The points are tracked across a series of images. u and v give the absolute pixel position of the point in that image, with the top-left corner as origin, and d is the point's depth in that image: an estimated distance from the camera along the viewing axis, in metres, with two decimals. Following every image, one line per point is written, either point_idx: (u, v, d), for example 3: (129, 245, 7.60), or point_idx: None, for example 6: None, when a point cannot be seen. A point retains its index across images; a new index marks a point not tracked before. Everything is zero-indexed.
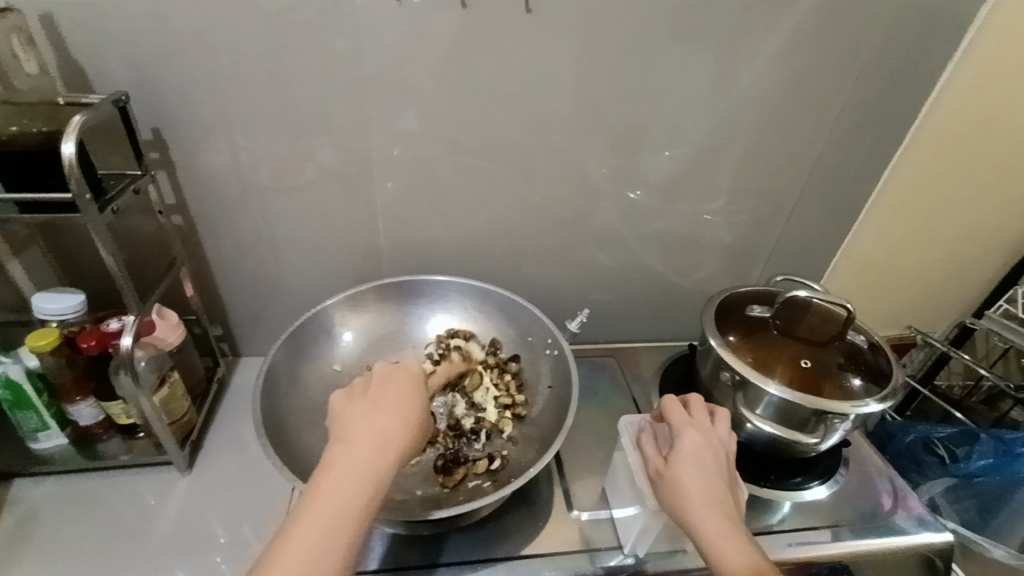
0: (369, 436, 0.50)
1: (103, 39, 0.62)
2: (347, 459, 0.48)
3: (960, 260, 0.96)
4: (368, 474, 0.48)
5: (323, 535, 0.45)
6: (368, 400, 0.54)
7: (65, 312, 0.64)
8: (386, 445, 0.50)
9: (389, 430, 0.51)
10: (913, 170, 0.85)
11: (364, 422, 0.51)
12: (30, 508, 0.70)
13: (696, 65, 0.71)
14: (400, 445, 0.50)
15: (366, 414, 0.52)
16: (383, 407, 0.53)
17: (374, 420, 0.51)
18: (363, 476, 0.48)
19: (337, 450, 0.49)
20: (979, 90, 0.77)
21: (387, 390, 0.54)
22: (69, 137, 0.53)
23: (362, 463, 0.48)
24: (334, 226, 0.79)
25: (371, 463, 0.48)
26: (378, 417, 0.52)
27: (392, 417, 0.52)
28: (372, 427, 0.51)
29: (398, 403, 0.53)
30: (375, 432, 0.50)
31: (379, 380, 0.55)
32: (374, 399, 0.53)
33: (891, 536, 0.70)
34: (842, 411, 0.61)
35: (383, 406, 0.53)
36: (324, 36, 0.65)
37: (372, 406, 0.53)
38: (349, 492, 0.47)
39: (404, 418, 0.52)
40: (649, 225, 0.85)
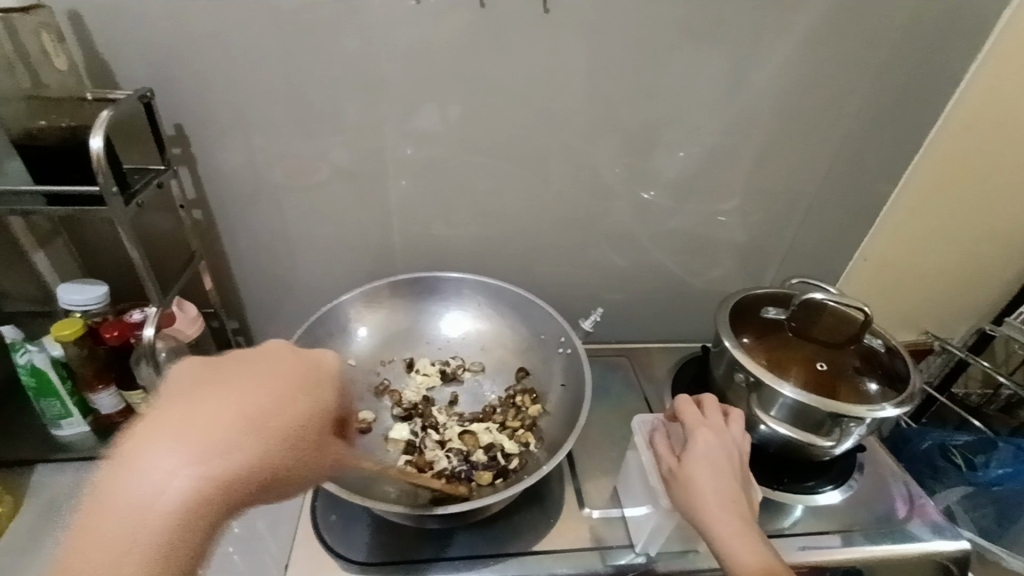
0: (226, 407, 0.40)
1: (125, 36, 0.63)
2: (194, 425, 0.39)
3: (980, 265, 0.95)
4: (221, 430, 0.39)
5: (143, 503, 0.35)
6: (230, 374, 0.43)
7: (89, 302, 0.66)
8: (246, 407, 0.41)
9: (253, 398, 0.42)
10: (931, 174, 0.84)
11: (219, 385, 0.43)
12: (53, 495, 0.72)
13: (710, 65, 0.71)
14: (258, 416, 0.41)
15: (224, 385, 0.42)
16: (277, 386, 0.44)
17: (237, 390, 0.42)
18: (209, 433, 0.38)
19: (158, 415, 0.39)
20: (999, 92, 0.76)
21: (254, 362, 0.45)
22: (97, 132, 0.54)
23: (199, 428, 0.38)
24: (349, 223, 0.80)
25: (216, 429, 0.39)
26: (225, 387, 0.41)
27: (254, 385, 0.43)
28: (217, 389, 0.41)
29: (268, 376, 0.44)
30: (231, 393, 0.41)
31: (242, 356, 0.46)
32: (246, 362, 0.45)
33: (905, 542, 0.69)
34: (858, 414, 0.60)
35: (234, 378, 0.43)
36: (341, 34, 0.66)
37: (211, 380, 0.42)
38: (181, 459, 0.37)
39: (263, 384, 0.43)
40: (663, 225, 0.85)
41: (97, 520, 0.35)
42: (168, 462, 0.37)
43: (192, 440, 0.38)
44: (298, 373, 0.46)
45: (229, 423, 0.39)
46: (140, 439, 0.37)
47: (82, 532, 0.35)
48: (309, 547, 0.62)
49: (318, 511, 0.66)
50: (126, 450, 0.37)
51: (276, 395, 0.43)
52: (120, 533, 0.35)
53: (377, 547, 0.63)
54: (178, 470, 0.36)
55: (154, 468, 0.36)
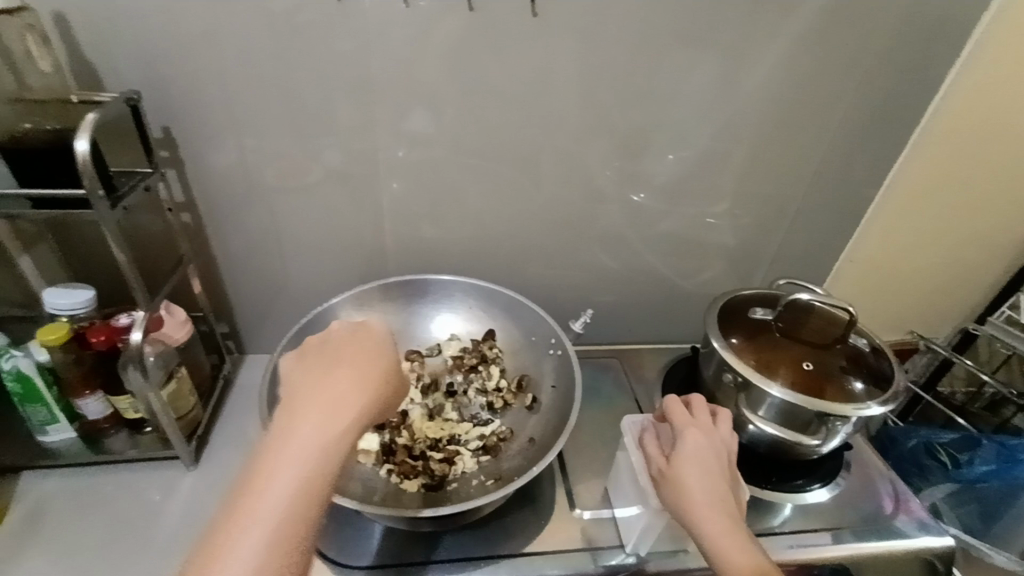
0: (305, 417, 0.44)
1: (115, 38, 0.63)
2: (280, 443, 0.43)
3: (964, 265, 0.97)
4: (327, 428, 0.44)
5: (284, 493, 0.41)
6: (323, 362, 0.49)
7: (75, 307, 0.65)
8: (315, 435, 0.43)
9: (331, 407, 0.45)
10: (916, 177, 0.85)
11: (316, 399, 0.46)
12: (38, 502, 0.71)
13: (700, 68, 0.72)
14: (353, 405, 0.46)
15: (309, 389, 0.47)
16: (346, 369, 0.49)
17: (315, 392, 0.46)
18: (317, 432, 0.43)
19: (292, 420, 0.45)
20: (980, 96, 0.78)
21: (345, 357, 0.49)
22: (83, 134, 0.54)
23: (313, 431, 0.44)
24: (340, 225, 0.80)
25: (325, 428, 0.44)
26: (324, 388, 0.46)
27: (351, 382, 0.47)
28: (330, 392, 0.46)
29: (353, 371, 0.48)
30: (333, 393, 0.46)
31: (338, 344, 0.51)
32: (331, 357, 0.49)
33: (891, 539, 0.70)
34: (844, 413, 0.61)
35: (336, 377, 0.47)
36: (334, 36, 0.66)
37: (329, 376, 0.47)
38: (303, 457, 0.42)
39: (365, 381, 0.48)
40: (653, 227, 0.85)
41: (249, 513, 0.40)
42: (297, 458, 0.42)
43: (309, 434, 0.43)
44: (371, 356, 0.50)
45: (328, 420, 0.44)
46: (292, 437, 0.43)
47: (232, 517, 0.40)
48: None
49: None
50: (288, 447, 0.43)
51: (365, 391, 0.47)
52: (258, 524, 0.40)
53: (367, 550, 0.63)
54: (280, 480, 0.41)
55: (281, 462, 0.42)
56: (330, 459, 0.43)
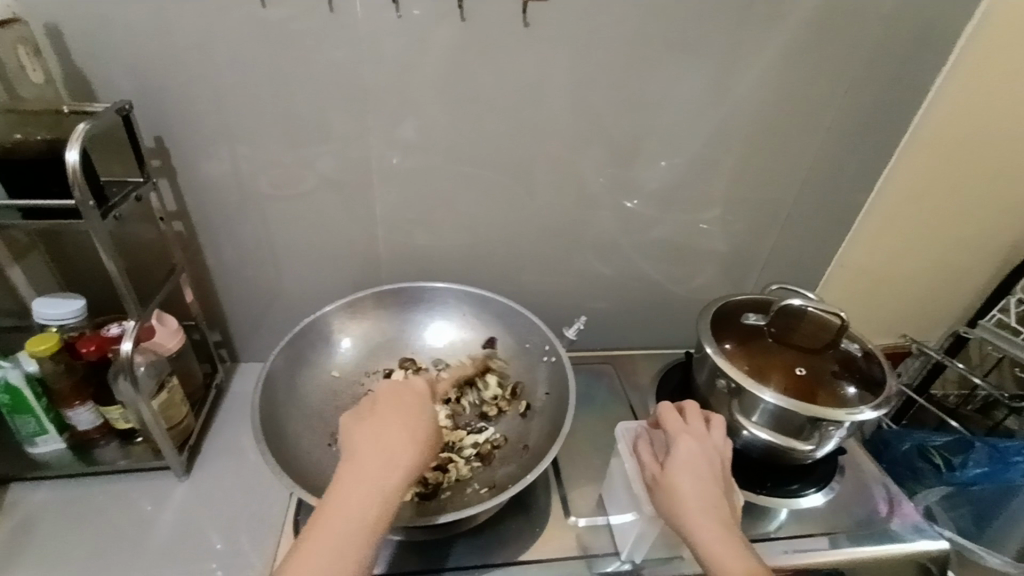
0: (368, 470, 0.51)
1: (106, 47, 0.63)
2: (346, 490, 0.50)
3: (954, 269, 0.97)
4: (380, 485, 0.50)
5: (346, 542, 0.47)
6: (380, 418, 0.55)
7: (65, 317, 0.64)
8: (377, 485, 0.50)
9: (383, 464, 0.51)
10: (904, 182, 0.86)
11: (371, 455, 0.52)
12: (27, 515, 0.70)
13: (690, 77, 0.73)
14: (403, 460, 0.52)
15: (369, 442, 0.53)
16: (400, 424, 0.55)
17: (376, 446, 0.52)
18: (371, 487, 0.50)
19: (352, 474, 0.51)
20: (966, 103, 0.79)
21: (394, 414, 0.55)
22: (73, 145, 0.54)
23: (367, 486, 0.50)
24: (334, 233, 0.80)
25: (385, 479, 0.50)
26: (376, 444, 0.52)
27: (401, 436, 0.53)
28: (382, 447, 0.52)
29: (403, 429, 0.54)
30: (387, 450, 0.52)
31: (389, 401, 0.57)
32: (387, 414, 0.55)
33: (887, 544, 0.70)
34: (837, 418, 0.62)
35: (385, 434, 0.53)
36: (326, 46, 0.66)
37: (378, 433, 0.53)
38: (360, 512, 0.49)
39: (417, 437, 0.54)
40: (646, 233, 0.86)
41: (317, 551, 0.46)
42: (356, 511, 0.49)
43: (364, 491, 0.50)
44: (417, 414, 0.56)
45: (379, 477, 0.50)
46: (349, 493, 0.49)
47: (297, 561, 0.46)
48: None
49: None
50: (348, 501, 0.49)
51: (414, 448, 0.53)
52: (320, 572, 0.46)
53: None
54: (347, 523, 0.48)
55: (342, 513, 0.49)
56: (383, 512, 0.49)
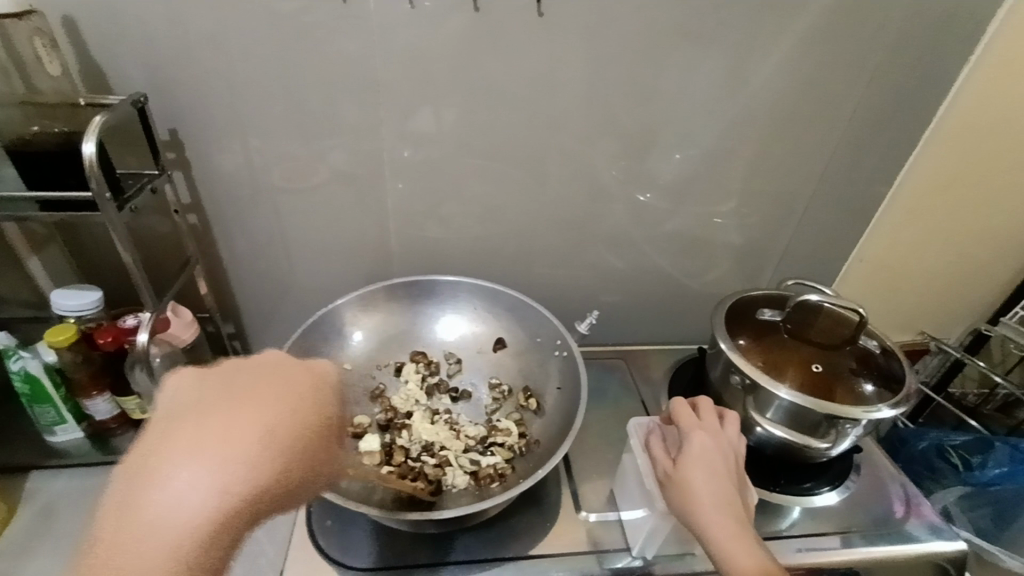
0: (219, 443, 0.38)
1: (121, 40, 0.63)
2: (164, 462, 0.37)
3: (976, 265, 0.95)
4: (225, 462, 0.37)
5: (171, 525, 0.35)
6: (229, 391, 0.42)
7: (82, 308, 0.65)
8: (234, 460, 0.38)
9: (232, 447, 0.38)
10: (927, 175, 0.84)
11: (212, 439, 0.38)
12: (48, 501, 0.71)
13: (706, 67, 0.71)
14: (248, 450, 0.38)
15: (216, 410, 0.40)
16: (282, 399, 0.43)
17: (235, 417, 0.39)
18: (215, 465, 0.37)
19: (188, 442, 0.38)
20: (993, 93, 0.77)
21: (278, 388, 0.43)
22: (90, 137, 0.54)
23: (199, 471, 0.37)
24: (346, 226, 0.80)
25: (222, 457, 0.38)
26: (238, 417, 0.39)
27: (242, 414, 0.40)
28: (224, 424, 0.39)
29: (254, 407, 0.41)
30: (222, 426, 0.39)
31: (254, 371, 0.45)
32: (266, 387, 0.43)
33: (903, 544, 0.69)
34: (854, 416, 0.60)
35: (234, 416, 0.39)
36: (337, 37, 0.66)
37: (228, 415, 0.39)
38: (196, 494, 0.36)
39: (264, 424, 0.40)
40: (660, 227, 0.85)
41: (115, 539, 0.35)
42: (197, 483, 0.37)
43: (201, 462, 0.37)
44: (284, 399, 0.42)
45: (229, 458, 0.38)
46: (179, 467, 0.37)
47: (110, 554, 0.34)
48: (305, 551, 0.62)
49: (313, 515, 0.66)
50: (151, 478, 0.36)
51: (261, 432, 0.39)
52: (134, 570, 0.34)
53: (371, 551, 0.63)
54: (188, 486, 0.36)
55: (179, 484, 0.36)
56: (250, 488, 0.38)
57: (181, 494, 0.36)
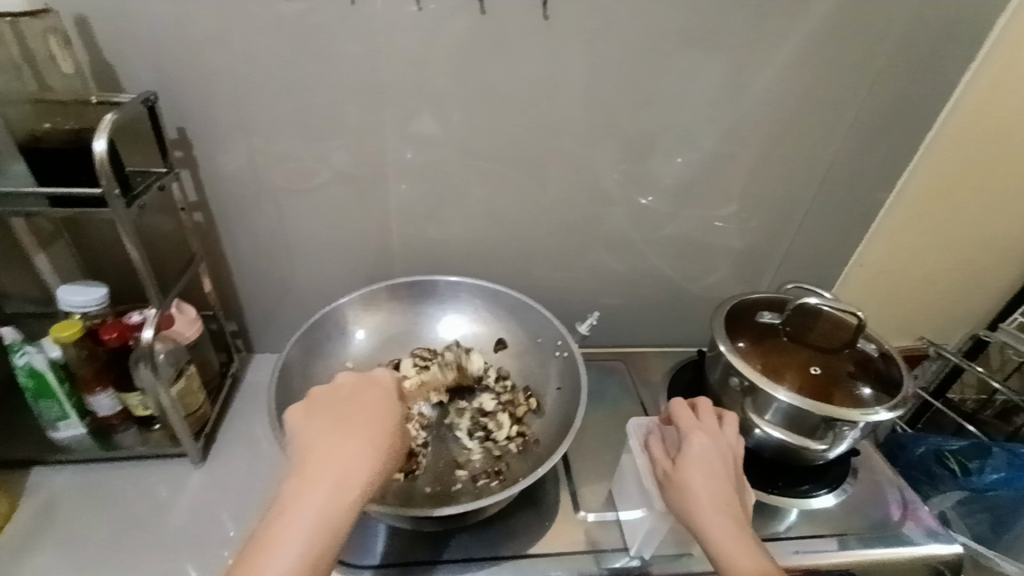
0: (329, 461, 0.48)
1: (131, 41, 0.64)
2: (306, 485, 0.47)
3: (975, 271, 0.96)
4: (351, 479, 0.48)
5: (311, 524, 0.45)
6: (344, 417, 0.52)
7: (89, 304, 0.66)
8: (340, 480, 0.47)
9: (358, 461, 0.49)
10: (926, 182, 0.85)
11: (339, 459, 0.49)
12: (50, 497, 0.72)
13: (707, 73, 0.72)
14: (363, 478, 0.48)
15: (326, 432, 0.51)
16: (370, 418, 0.53)
17: (337, 445, 0.50)
18: (342, 477, 0.48)
19: (318, 461, 0.48)
20: (990, 101, 0.78)
21: (365, 418, 0.53)
22: (101, 135, 0.55)
23: (320, 497, 0.46)
24: (349, 226, 0.81)
25: (346, 484, 0.47)
26: (353, 444, 0.50)
27: (358, 445, 0.50)
28: (346, 454, 0.49)
29: (363, 431, 0.51)
30: (349, 448, 0.50)
31: (347, 397, 0.55)
32: (343, 408, 0.53)
33: (899, 547, 0.69)
34: (852, 418, 0.61)
35: (351, 442, 0.50)
36: (344, 41, 0.67)
37: (345, 440, 0.50)
38: (319, 508, 0.46)
39: (377, 445, 0.51)
40: (660, 230, 0.85)
41: (284, 531, 0.44)
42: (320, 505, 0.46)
43: (328, 482, 0.47)
44: (379, 418, 0.53)
45: (350, 473, 0.48)
46: (317, 480, 0.47)
47: (264, 542, 0.44)
48: None
49: None
50: (298, 492, 0.46)
51: (372, 457, 0.50)
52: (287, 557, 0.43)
53: (371, 549, 0.63)
54: (308, 515, 0.45)
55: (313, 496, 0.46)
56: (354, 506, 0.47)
57: (299, 522, 0.45)
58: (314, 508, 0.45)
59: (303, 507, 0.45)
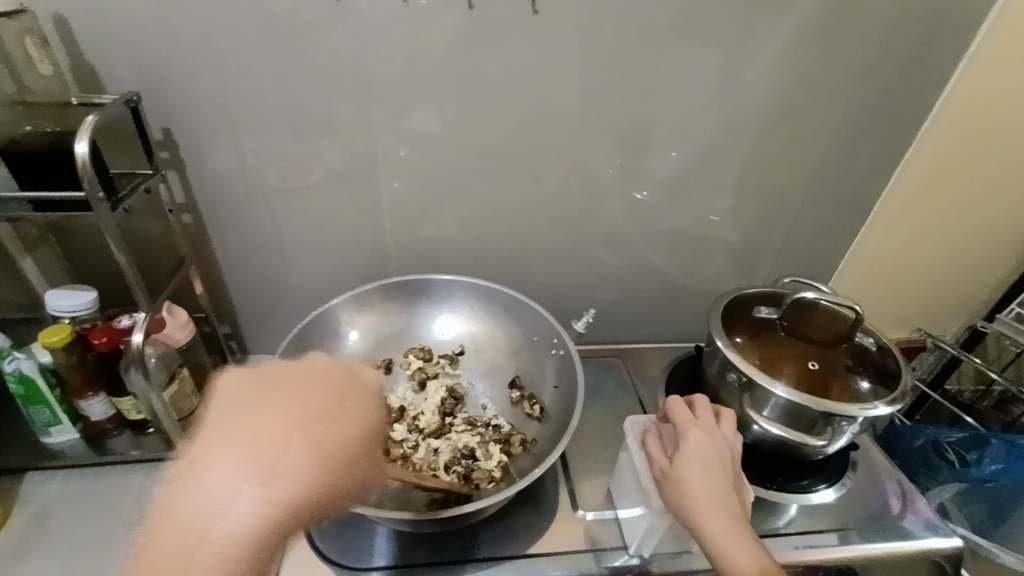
0: (249, 443, 0.50)
1: (111, 39, 0.63)
2: (222, 459, 0.49)
3: (972, 261, 0.95)
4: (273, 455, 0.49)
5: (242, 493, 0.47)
6: (275, 393, 0.54)
7: (76, 308, 0.65)
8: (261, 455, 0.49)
9: (281, 431, 0.51)
10: (922, 171, 0.84)
11: (273, 425, 0.52)
12: (44, 505, 0.71)
13: (701, 66, 0.71)
14: (294, 450, 0.50)
15: (249, 419, 0.51)
16: (312, 398, 0.55)
17: (263, 424, 0.51)
18: (263, 445, 0.50)
19: (243, 434, 0.50)
20: (986, 89, 0.77)
21: (299, 395, 0.55)
22: (82, 136, 0.54)
23: (240, 460, 0.49)
24: (341, 224, 0.80)
25: (267, 474, 0.48)
26: (268, 418, 0.51)
27: (282, 416, 0.52)
28: (260, 426, 0.50)
29: (282, 404, 0.53)
30: (270, 422, 0.51)
31: (296, 379, 0.57)
32: (281, 394, 0.54)
33: (899, 540, 0.69)
34: (850, 413, 0.60)
35: (275, 412, 0.52)
36: (331, 36, 0.65)
37: (268, 411, 0.52)
38: (246, 475, 0.48)
39: (310, 448, 0.50)
40: (656, 225, 0.85)
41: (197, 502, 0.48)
42: (248, 496, 0.47)
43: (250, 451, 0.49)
44: (345, 406, 0.56)
45: (280, 442, 0.50)
46: (230, 442, 0.49)
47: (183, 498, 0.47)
48: (304, 552, 0.62)
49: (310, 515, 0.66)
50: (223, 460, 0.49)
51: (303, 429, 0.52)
52: (219, 530, 0.46)
53: (371, 553, 0.63)
54: (239, 496, 0.47)
55: (222, 462, 0.48)
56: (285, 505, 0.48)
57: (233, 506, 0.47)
58: (228, 481, 0.48)
59: (216, 474, 0.48)
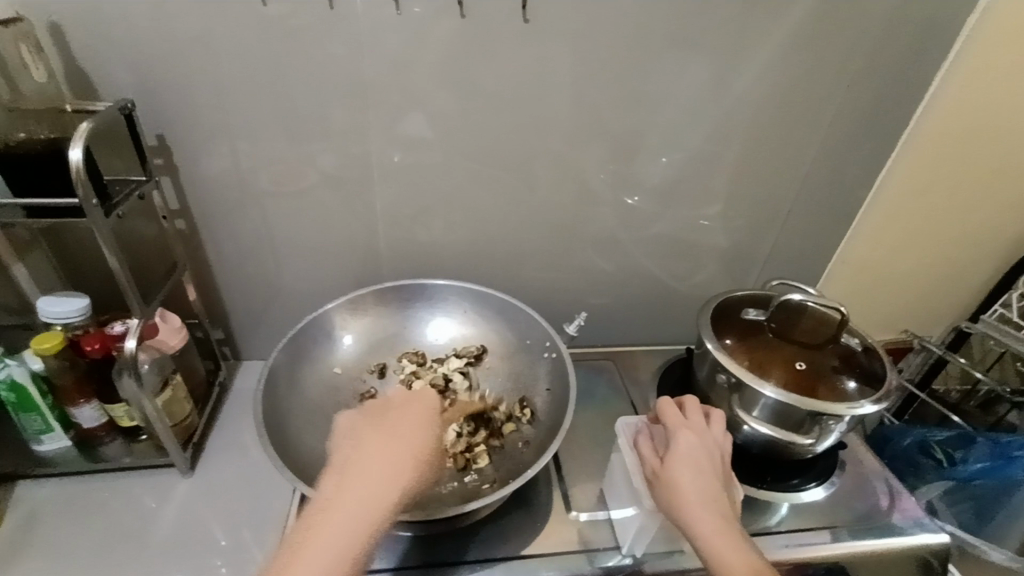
0: (370, 465, 0.52)
1: (104, 43, 0.63)
2: (347, 481, 0.51)
3: (955, 263, 0.97)
4: (391, 486, 0.51)
5: (354, 517, 0.48)
6: (380, 422, 0.57)
7: (70, 315, 0.65)
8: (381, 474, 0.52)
9: (401, 463, 0.53)
10: (906, 177, 0.86)
11: (383, 450, 0.54)
12: (33, 511, 0.70)
13: (688, 73, 0.73)
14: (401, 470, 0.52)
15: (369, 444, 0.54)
16: (410, 426, 0.57)
17: (377, 450, 0.54)
18: (385, 470, 0.52)
19: (356, 457, 0.53)
20: (965, 97, 0.79)
21: (402, 423, 0.58)
22: (77, 143, 0.54)
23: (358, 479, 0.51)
24: (335, 229, 0.80)
25: (381, 486, 0.51)
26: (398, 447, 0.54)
27: (400, 447, 0.54)
28: (386, 457, 0.53)
29: (408, 435, 0.56)
30: (380, 448, 0.54)
31: (395, 409, 0.59)
32: (387, 424, 0.57)
33: (886, 537, 0.70)
34: (837, 412, 0.62)
35: (394, 444, 0.54)
36: (325, 43, 0.66)
37: (387, 443, 0.54)
38: (371, 493, 0.50)
39: (412, 457, 0.54)
40: (647, 229, 0.86)
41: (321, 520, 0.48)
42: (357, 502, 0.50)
43: (372, 482, 0.51)
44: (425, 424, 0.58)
45: (394, 466, 0.53)
46: (366, 472, 0.52)
47: (315, 529, 0.48)
48: None
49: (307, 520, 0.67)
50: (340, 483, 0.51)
51: (413, 456, 0.54)
52: (326, 546, 0.47)
53: None
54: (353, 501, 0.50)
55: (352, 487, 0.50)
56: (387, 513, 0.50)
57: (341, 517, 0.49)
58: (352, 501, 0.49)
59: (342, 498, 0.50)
